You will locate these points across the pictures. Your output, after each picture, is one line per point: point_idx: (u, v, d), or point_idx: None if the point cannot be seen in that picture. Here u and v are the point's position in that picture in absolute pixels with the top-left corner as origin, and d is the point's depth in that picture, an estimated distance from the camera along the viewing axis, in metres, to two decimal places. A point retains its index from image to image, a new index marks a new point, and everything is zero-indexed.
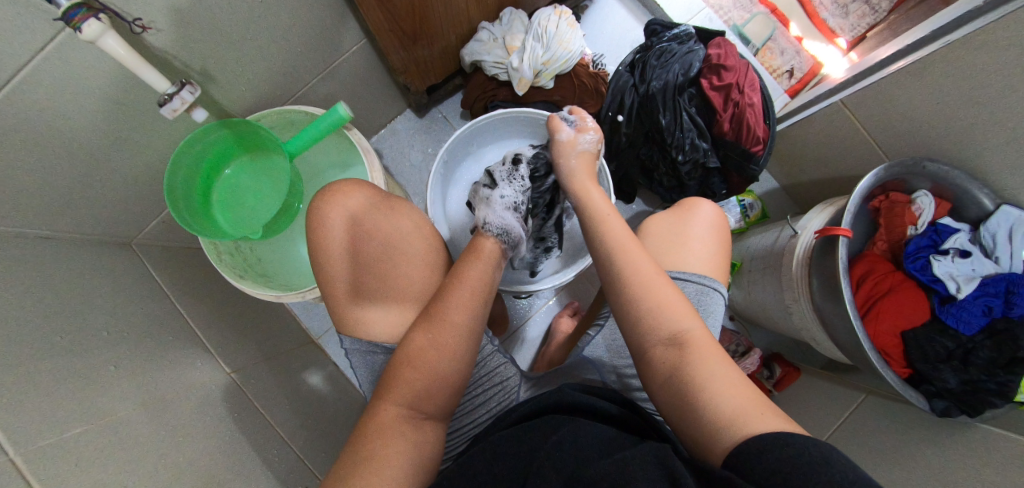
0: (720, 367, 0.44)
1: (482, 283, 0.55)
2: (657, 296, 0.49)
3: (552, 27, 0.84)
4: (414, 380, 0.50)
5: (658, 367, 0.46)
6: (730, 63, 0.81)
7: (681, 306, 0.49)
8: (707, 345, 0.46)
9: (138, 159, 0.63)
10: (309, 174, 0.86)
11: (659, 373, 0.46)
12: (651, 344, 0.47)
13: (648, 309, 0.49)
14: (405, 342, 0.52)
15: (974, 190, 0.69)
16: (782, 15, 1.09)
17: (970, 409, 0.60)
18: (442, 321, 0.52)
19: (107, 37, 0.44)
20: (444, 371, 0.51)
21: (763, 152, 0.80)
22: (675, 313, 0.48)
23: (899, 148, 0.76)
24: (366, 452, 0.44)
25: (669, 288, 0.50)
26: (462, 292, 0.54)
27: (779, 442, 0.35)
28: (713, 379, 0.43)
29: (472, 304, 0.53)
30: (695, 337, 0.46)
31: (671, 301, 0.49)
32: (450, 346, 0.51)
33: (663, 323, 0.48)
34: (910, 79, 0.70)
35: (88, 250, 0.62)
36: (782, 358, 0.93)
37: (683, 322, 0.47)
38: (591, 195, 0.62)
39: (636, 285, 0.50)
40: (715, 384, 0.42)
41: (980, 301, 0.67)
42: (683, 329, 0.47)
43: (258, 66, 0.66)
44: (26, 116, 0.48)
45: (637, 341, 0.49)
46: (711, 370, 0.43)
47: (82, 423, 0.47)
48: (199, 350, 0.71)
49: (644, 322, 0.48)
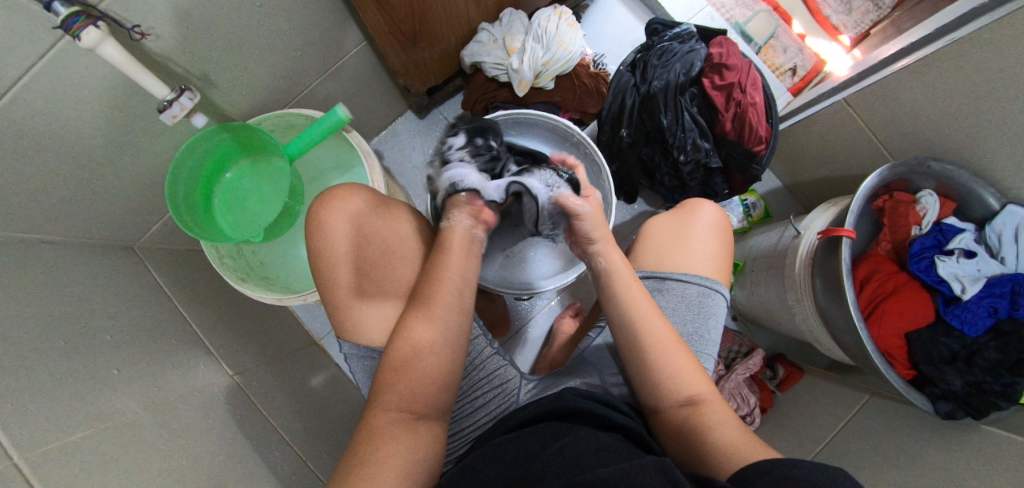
0: (728, 421, 0.47)
1: (461, 279, 0.55)
2: (675, 359, 0.52)
3: (552, 27, 0.84)
4: (409, 381, 0.50)
5: (673, 427, 0.49)
6: (732, 62, 0.80)
7: (693, 371, 0.52)
8: (718, 407, 0.49)
9: (139, 163, 0.63)
10: (309, 177, 0.86)
11: (673, 427, 0.49)
12: (667, 405, 0.51)
13: (667, 372, 0.51)
14: (392, 344, 0.52)
15: (979, 189, 0.68)
16: (784, 12, 1.08)
17: (976, 411, 0.59)
18: (431, 319, 0.52)
19: (106, 44, 0.44)
20: (434, 370, 0.52)
21: (765, 152, 0.80)
22: (688, 377, 0.51)
23: (903, 147, 0.76)
24: (362, 457, 0.44)
25: (686, 352, 0.53)
26: (442, 290, 0.54)
27: (789, 464, 0.35)
28: (722, 431, 0.46)
29: (451, 299, 0.54)
30: (709, 401, 0.50)
31: (687, 365, 0.52)
32: (439, 346, 0.52)
33: (679, 387, 0.51)
34: (914, 77, 0.69)
35: (91, 254, 0.63)
36: (785, 359, 0.93)
37: (697, 385, 0.51)
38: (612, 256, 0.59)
39: (657, 351, 0.52)
40: (724, 434, 0.46)
41: (986, 302, 0.66)
42: (698, 393, 0.50)
43: (258, 70, 0.66)
44: (27, 123, 0.49)
45: (654, 405, 0.52)
46: (720, 425, 0.47)
47: (87, 427, 0.48)
48: (202, 353, 0.71)
49: (663, 384, 0.51)
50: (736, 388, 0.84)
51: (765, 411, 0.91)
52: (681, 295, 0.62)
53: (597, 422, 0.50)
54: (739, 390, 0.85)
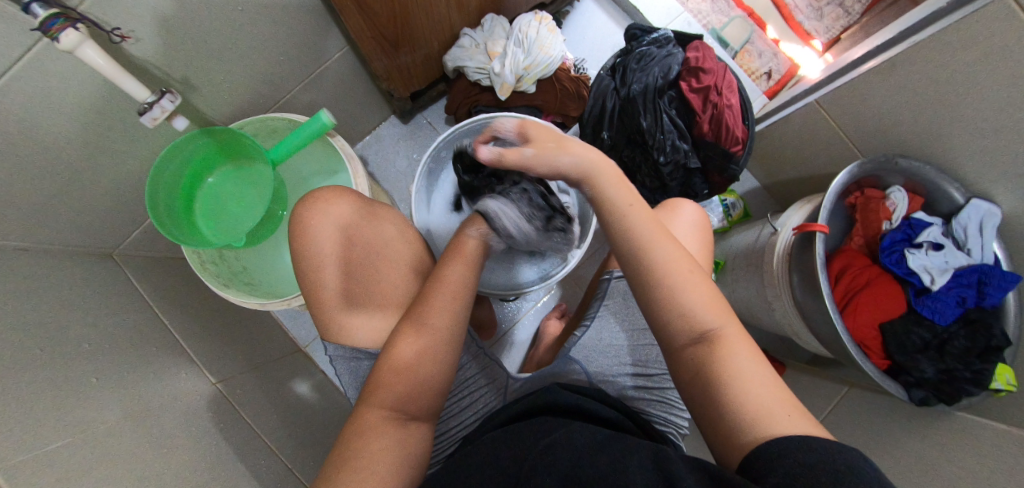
0: (748, 361, 0.43)
1: (459, 284, 0.53)
2: (690, 295, 0.46)
3: (533, 32, 0.85)
4: (398, 381, 0.49)
5: (687, 368, 0.45)
6: (709, 65, 0.82)
7: (712, 302, 0.46)
8: (739, 342, 0.44)
9: (117, 168, 0.63)
10: (292, 181, 0.86)
11: (687, 369, 0.45)
12: (681, 343, 0.45)
13: (682, 307, 0.45)
14: (387, 345, 0.51)
15: (945, 185, 0.71)
16: (759, 19, 1.12)
17: (947, 397, 0.62)
18: (424, 320, 0.51)
19: (85, 46, 0.44)
20: (431, 372, 0.51)
21: (742, 152, 0.82)
22: (706, 310, 0.46)
23: (873, 145, 0.79)
24: (344, 462, 0.44)
25: (701, 280, 0.47)
26: (437, 295, 0.52)
27: (806, 445, 0.35)
28: (744, 377, 0.42)
29: (448, 305, 0.52)
30: (729, 336, 0.45)
31: (703, 296, 0.46)
32: (437, 348, 0.51)
33: (697, 321, 0.45)
34: (880, 78, 0.72)
35: (67, 261, 0.62)
36: (767, 354, 0.93)
37: (714, 318, 0.45)
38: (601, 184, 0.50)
39: (670, 285, 0.46)
40: (745, 384, 0.42)
41: (954, 292, 0.69)
42: (716, 328, 0.45)
43: (240, 75, 0.66)
44: (5, 126, 0.48)
45: (667, 341, 0.47)
46: (741, 370, 0.42)
47: (64, 436, 0.47)
48: (183, 361, 0.70)
49: (676, 320, 0.46)
50: None
51: None
52: None
53: (589, 417, 0.51)
54: None
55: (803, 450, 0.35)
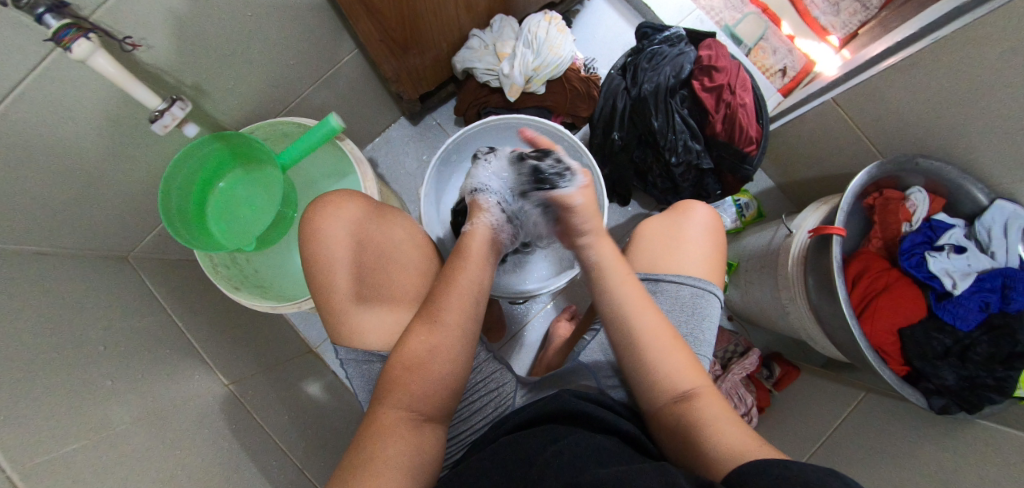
0: (723, 414, 0.47)
1: (476, 284, 0.56)
2: (669, 359, 0.52)
3: (542, 33, 0.85)
4: (411, 385, 0.49)
5: (668, 423, 0.49)
6: (722, 64, 0.81)
7: (689, 368, 0.52)
8: (714, 402, 0.49)
9: (131, 174, 0.64)
10: (303, 185, 0.86)
11: (669, 423, 0.49)
12: (661, 403, 0.50)
13: (662, 371, 0.51)
14: (399, 345, 0.52)
15: (968, 185, 0.69)
16: (773, 15, 1.10)
17: (969, 405, 0.60)
18: (437, 324, 0.52)
19: (97, 55, 0.44)
20: (441, 374, 0.51)
21: (756, 152, 0.80)
22: (684, 372, 0.51)
23: (892, 145, 0.76)
24: (368, 457, 0.44)
25: (681, 347, 0.54)
26: (455, 295, 0.54)
27: (782, 464, 0.35)
28: (716, 425, 0.46)
29: (465, 309, 0.54)
30: (704, 395, 0.50)
31: (681, 361, 0.52)
32: (450, 350, 0.52)
33: (673, 382, 0.51)
34: (900, 76, 0.70)
35: (83, 265, 0.63)
36: (781, 358, 0.93)
37: (691, 381, 0.51)
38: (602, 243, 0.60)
39: (652, 350, 0.52)
40: (720, 432, 0.45)
41: (977, 296, 0.66)
42: (692, 388, 0.50)
43: (251, 80, 0.66)
44: (21, 134, 0.49)
45: (649, 402, 0.52)
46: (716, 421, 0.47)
47: (81, 439, 0.48)
48: (196, 362, 0.71)
49: (657, 382, 0.51)
50: (733, 388, 0.84)
51: (762, 411, 0.91)
52: (675, 296, 0.63)
53: (596, 421, 0.50)
54: (736, 390, 0.85)
55: (783, 467, 0.35)
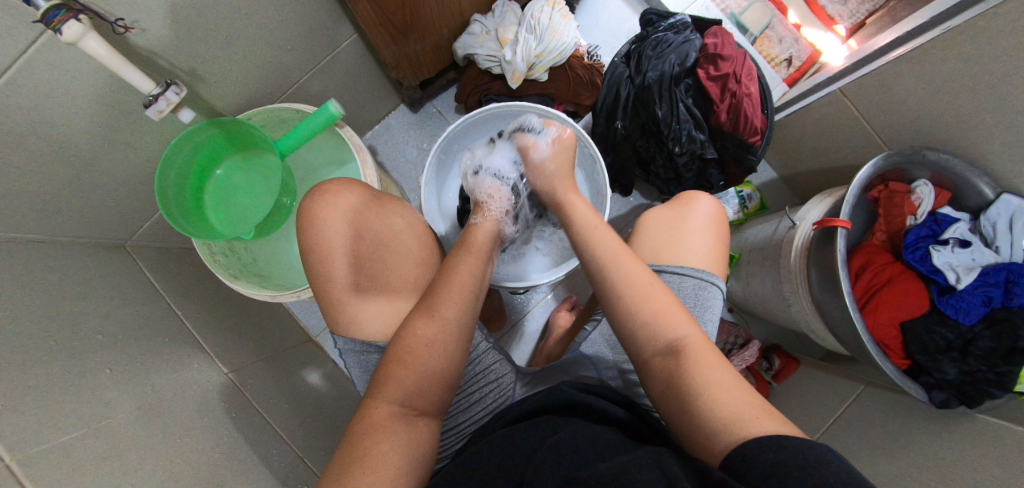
0: (713, 367, 0.44)
1: (472, 278, 0.55)
2: (650, 305, 0.50)
3: (545, 18, 0.82)
4: (407, 379, 0.49)
5: (658, 376, 0.47)
6: (727, 52, 0.79)
7: (674, 313, 0.49)
8: (704, 350, 0.46)
9: (126, 160, 0.62)
10: (301, 172, 0.85)
11: (660, 380, 0.47)
12: (649, 354, 0.48)
13: (642, 321, 0.49)
14: (397, 337, 0.51)
15: (973, 179, 0.68)
16: (779, 3, 1.08)
17: (970, 400, 0.60)
18: (434, 316, 0.52)
19: (88, 38, 0.43)
20: (438, 366, 0.51)
21: (761, 143, 0.79)
22: (671, 320, 0.49)
23: (898, 136, 0.76)
24: (361, 454, 0.43)
25: (664, 294, 0.51)
26: (450, 288, 0.53)
27: (777, 444, 0.34)
28: (708, 385, 0.43)
29: (462, 301, 0.53)
30: (694, 343, 0.47)
31: (666, 309, 0.49)
32: (444, 344, 0.51)
33: (660, 332, 0.48)
34: (909, 67, 0.69)
35: (80, 253, 0.62)
36: (781, 350, 0.93)
37: (676, 328, 0.48)
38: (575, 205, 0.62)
39: (630, 302, 0.50)
40: (710, 392, 0.43)
41: (980, 291, 0.66)
42: (681, 336, 0.47)
43: (248, 65, 0.65)
44: (12, 120, 0.48)
45: (636, 355, 0.49)
46: (704, 375, 0.44)
47: (79, 428, 0.47)
48: (196, 351, 0.71)
49: (640, 333, 0.49)
50: None
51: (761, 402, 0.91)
52: (677, 289, 0.62)
53: (596, 412, 0.50)
54: None
55: (779, 448, 0.34)
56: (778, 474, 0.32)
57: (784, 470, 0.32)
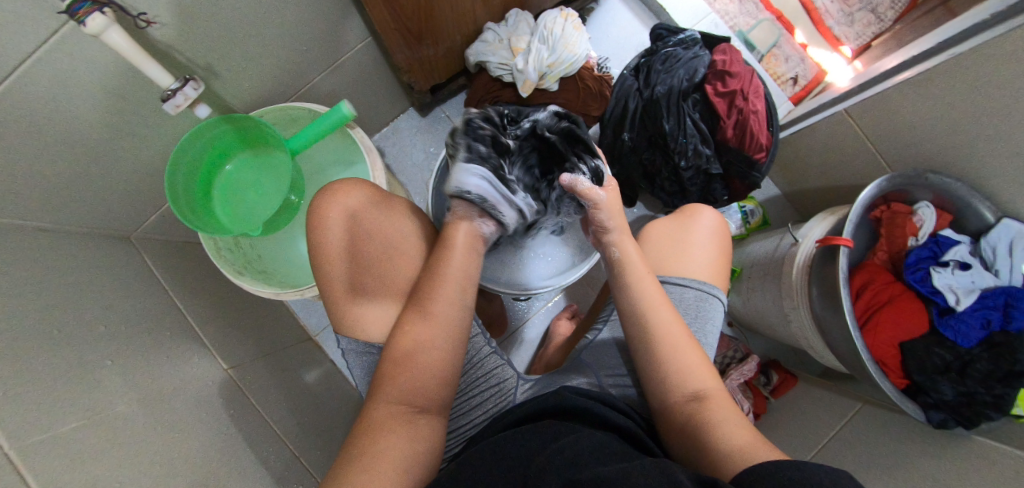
0: (735, 416, 0.47)
1: (463, 275, 0.55)
2: (681, 357, 0.52)
3: (558, 29, 0.84)
4: (410, 377, 0.50)
5: (678, 422, 0.49)
6: (736, 69, 0.81)
7: (702, 367, 0.52)
8: (725, 402, 0.49)
9: (138, 153, 0.63)
10: (310, 172, 0.86)
11: (677, 421, 0.49)
12: (672, 400, 0.50)
13: (675, 367, 0.52)
14: (391, 342, 0.53)
15: (976, 203, 0.69)
16: (787, 22, 1.09)
17: (966, 421, 0.61)
18: (431, 316, 0.52)
19: (111, 31, 0.43)
20: (435, 363, 0.51)
21: (766, 160, 0.80)
22: (696, 371, 0.51)
23: (901, 158, 0.77)
24: (362, 448, 0.44)
25: (691, 345, 0.53)
26: (444, 286, 0.54)
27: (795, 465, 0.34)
28: (725, 425, 0.45)
29: (456, 300, 0.54)
30: (714, 395, 0.50)
31: (695, 360, 0.52)
32: (441, 341, 0.52)
33: (684, 381, 0.51)
34: (915, 90, 0.70)
35: (87, 243, 0.62)
36: (780, 365, 0.94)
37: (702, 381, 0.51)
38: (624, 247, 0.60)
39: (666, 348, 0.53)
40: (725, 432, 0.45)
41: (980, 313, 0.67)
42: (703, 387, 0.50)
43: (262, 63, 0.66)
44: (28, 108, 0.48)
45: (659, 400, 0.52)
46: (723, 419, 0.46)
47: (78, 419, 0.47)
48: (196, 346, 0.71)
49: (671, 377, 0.51)
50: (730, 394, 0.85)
51: (758, 417, 0.91)
52: (680, 300, 0.62)
53: (597, 419, 0.50)
54: (733, 395, 0.86)
55: (797, 467, 0.34)
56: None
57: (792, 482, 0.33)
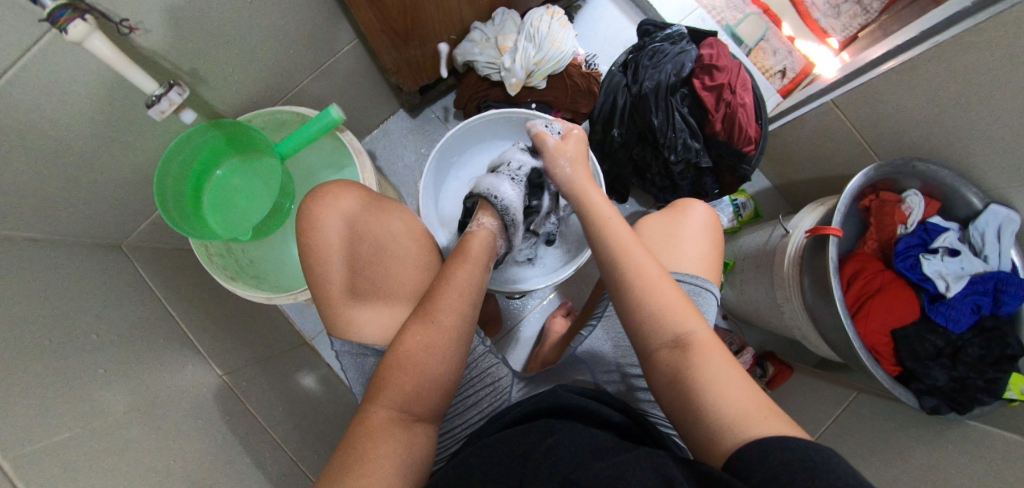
0: (725, 366, 0.45)
1: (468, 284, 0.55)
2: (663, 299, 0.50)
3: (544, 27, 0.84)
4: (407, 384, 0.49)
5: (664, 372, 0.47)
6: (723, 63, 0.81)
7: (682, 307, 0.49)
8: (712, 347, 0.47)
9: (127, 160, 0.63)
10: (301, 176, 0.86)
11: (666, 373, 0.47)
12: (656, 346, 0.48)
13: (651, 312, 0.49)
14: (393, 346, 0.51)
15: (963, 190, 0.69)
16: (774, 15, 1.10)
17: (959, 405, 0.61)
18: (434, 323, 0.52)
19: (94, 38, 0.43)
20: (437, 371, 0.51)
21: (755, 152, 0.81)
22: (679, 314, 0.49)
23: (888, 147, 0.77)
24: (357, 456, 0.44)
25: (673, 287, 0.51)
26: (449, 296, 0.53)
27: (784, 445, 0.35)
28: (715, 384, 0.43)
29: (459, 307, 0.54)
30: (701, 339, 0.47)
31: (675, 300, 0.50)
32: (441, 350, 0.51)
33: (667, 326, 0.49)
34: (900, 78, 0.70)
35: (75, 251, 0.62)
36: (775, 357, 0.94)
37: (687, 323, 0.48)
38: (589, 195, 0.62)
39: (642, 290, 0.51)
40: (720, 388, 0.43)
41: (970, 299, 0.68)
42: (688, 331, 0.48)
43: (249, 68, 0.66)
44: (12, 118, 0.48)
45: (644, 346, 0.50)
46: (711, 371, 0.44)
47: (72, 428, 0.47)
48: (190, 352, 0.70)
49: (650, 327, 0.49)
50: None
51: None
52: None
53: (594, 416, 0.51)
54: None
55: (787, 451, 0.34)
56: (782, 476, 0.33)
57: (789, 470, 0.33)
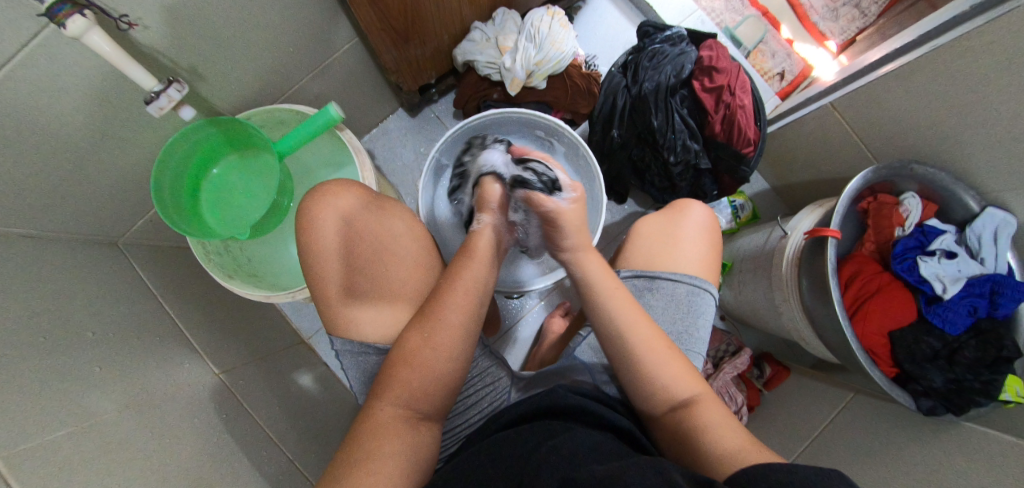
0: (723, 419, 0.47)
1: (474, 282, 0.55)
2: (665, 369, 0.51)
3: (545, 27, 0.84)
4: (414, 380, 0.49)
5: (668, 433, 0.49)
6: (722, 65, 0.81)
7: (684, 373, 0.51)
8: (713, 407, 0.48)
9: (123, 157, 0.62)
10: (298, 174, 0.85)
11: (668, 434, 0.49)
12: (661, 411, 0.50)
13: (656, 381, 0.51)
14: (399, 342, 0.52)
15: (960, 193, 0.70)
16: (773, 18, 1.10)
17: (958, 407, 0.61)
18: (443, 323, 0.52)
19: (93, 33, 0.43)
20: (445, 370, 0.51)
21: (754, 154, 0.81)
22: (681, 379, 0.51)
23: (886, 150, 0.78)
24: (366, 454, 0.43)
25: (675, 353, 0.53)
26: (455, 292, 0.54)
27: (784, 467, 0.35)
28: (720, 436, 0.45)
29: (466, 305, 0.54)
30: (703, 401, 0.49)
31: (678, 367, 0.51)
32: (453, 349, 0.51)
33: (671, 390, 0.50)
34: (897, 82, 0.71)
35: (71, 248, 0.61)
36: (772, 358, 0.95)
37: (689, 387, 0.50)
38: (589, 263, 0.61)
39: (643, 359, 0.52)
40: (720, 441, 0.44)
41: (966, 301, 0.68)
42: (690, 395, 0.50)
43: (247, 66, 0.65)
44: (8, 113, 0.48)
45: (648, 410, 0.52)
46: (713, 428, 0.46)
47: (67, 426, 0.47)
48: (187, 351, 0.70)
49: (654, 392, 0.51)
50: (723, 387, 0.85)
51: (752, 411, 0.92)
52: (672, 295, 0.63)
53: (597, 417, 0.51)
54: (727, 389, 0.86)
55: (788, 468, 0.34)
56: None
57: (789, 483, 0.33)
